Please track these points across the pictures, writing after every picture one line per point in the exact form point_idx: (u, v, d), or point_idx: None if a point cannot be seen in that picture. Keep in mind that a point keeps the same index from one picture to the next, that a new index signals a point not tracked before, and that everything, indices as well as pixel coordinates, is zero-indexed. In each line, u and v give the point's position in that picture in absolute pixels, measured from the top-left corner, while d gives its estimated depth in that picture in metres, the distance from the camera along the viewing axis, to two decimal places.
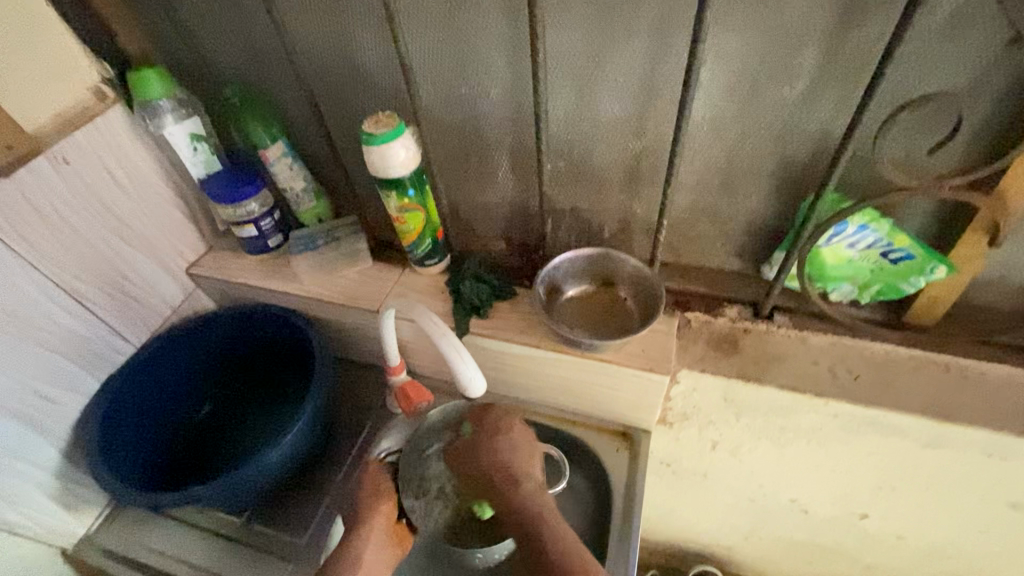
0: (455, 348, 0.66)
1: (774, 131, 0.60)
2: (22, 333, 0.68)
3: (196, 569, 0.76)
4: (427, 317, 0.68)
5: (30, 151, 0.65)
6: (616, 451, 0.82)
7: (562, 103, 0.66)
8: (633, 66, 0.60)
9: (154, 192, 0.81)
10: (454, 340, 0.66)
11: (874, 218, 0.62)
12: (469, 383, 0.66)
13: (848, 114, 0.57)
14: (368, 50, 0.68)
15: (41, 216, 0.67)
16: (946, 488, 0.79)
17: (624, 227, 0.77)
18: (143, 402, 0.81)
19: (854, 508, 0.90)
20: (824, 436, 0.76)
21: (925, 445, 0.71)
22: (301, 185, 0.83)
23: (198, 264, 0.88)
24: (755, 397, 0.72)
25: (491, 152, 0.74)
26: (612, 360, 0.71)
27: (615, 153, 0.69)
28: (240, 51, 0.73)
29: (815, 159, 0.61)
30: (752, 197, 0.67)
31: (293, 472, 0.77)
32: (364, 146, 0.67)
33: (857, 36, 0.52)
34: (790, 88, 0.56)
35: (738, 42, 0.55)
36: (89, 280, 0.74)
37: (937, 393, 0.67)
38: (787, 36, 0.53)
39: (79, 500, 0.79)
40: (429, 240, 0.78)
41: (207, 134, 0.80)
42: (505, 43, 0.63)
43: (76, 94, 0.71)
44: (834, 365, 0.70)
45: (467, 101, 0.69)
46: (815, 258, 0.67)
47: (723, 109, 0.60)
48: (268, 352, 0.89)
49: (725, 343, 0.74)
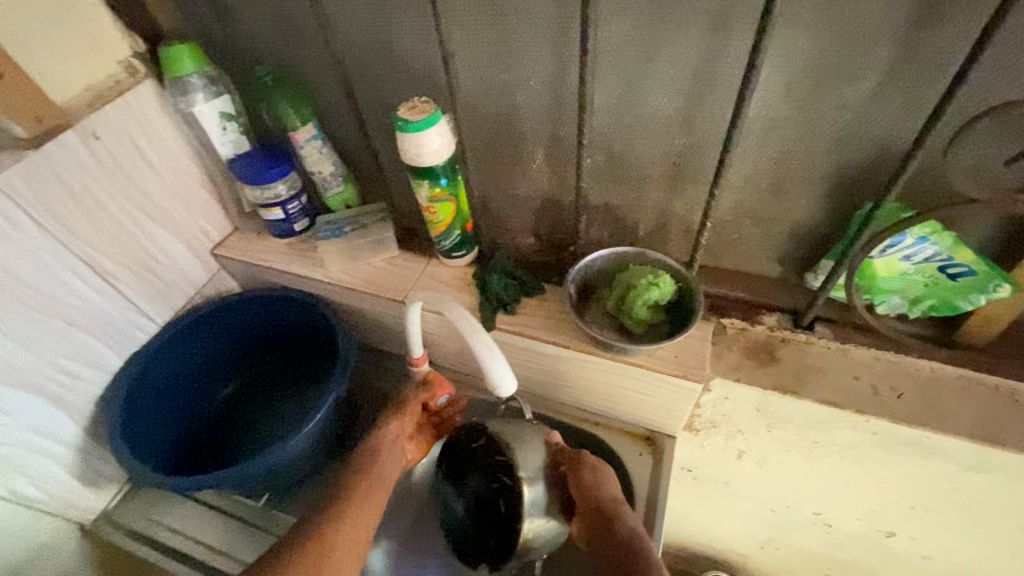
0: (485, 344, 0.62)
1: (833, 134, 0.57)
2: (45, 309, 0.67)
3: (213, 551, 0.76)
4: (455, 312, 0.65)
5: (60, 124, 0.64)
6: (639, 455, 0.81)
7: (607, 95, 0.63)
8: (686, 58, 0.57)
9: (182, 170, 0.79)
10: (484, 337, 0.63)
11: (936, 230, 0.58)
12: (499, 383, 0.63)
13: (916, 119, 0.53)
14: (407, 32, 0.66)
15: (70, 191, 0.66)
16: (981, 513, 0.76)
17: (661, 226, 0.74)
18: (165, 383, 0.80)
19: (880, 526, 0.87)
20: (859, 453, 0.73)
21: (966, 468, 0.68)
22: (330, 169, 0.81)
23: (223, 245, 0.87)
24: (788, 409, 0.70)
25: (526, 143, 0.71)
26: (643, 364, 0.69)
27: (659, 150, 0.66)
28: (273, 29, 0.71)
29: (876, 165, 0.58)
30: (801, 202, 0.64)
31: (311, 461, 0.77)
32: (398, 132, 0.65)
33: (936, 34, 0.48)
34: (854, 89, 0.53)
35: (805, 38, 0.51)
36: (114, 258, 0.73)
37: (987, 417, 0.63)
38: (859, 33, 0.50)
39: (98, 476, 0.79)
40: (457, 232, 0.76)
41: (237, 113, 0.78)
42: (550, 29, 0.60)
43: (107, 68, 0.70)
44: (876, 381, 0.67)
45: (506, 90, 0.67)
46: (866, 269, 0.63)
47: (778, 109, 0.57)
48: (290, 336, 0.88)
49: (761, 352, 0.71)
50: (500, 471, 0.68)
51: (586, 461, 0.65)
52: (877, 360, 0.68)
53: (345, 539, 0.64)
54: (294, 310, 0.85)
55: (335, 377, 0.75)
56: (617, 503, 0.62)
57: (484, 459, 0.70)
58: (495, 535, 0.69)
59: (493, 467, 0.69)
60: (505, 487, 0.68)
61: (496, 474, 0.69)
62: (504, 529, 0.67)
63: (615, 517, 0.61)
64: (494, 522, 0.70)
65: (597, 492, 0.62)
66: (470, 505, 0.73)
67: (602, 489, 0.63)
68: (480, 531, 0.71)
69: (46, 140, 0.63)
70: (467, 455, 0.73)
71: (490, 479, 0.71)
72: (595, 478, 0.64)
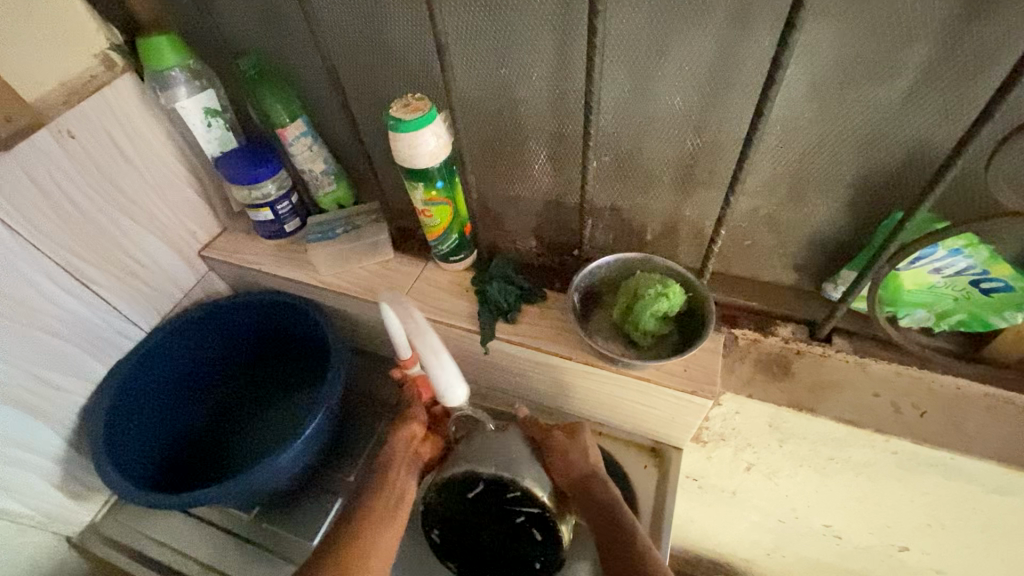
0: (433, 352, 0.59)
1: (860, 136, 0.52)
2: (22, 318, 0.64)
3: (204, 566, 0.74)
4: (409, 314, 0.59)
5: (31, 123, 0.60)
6: (644, 467, 0.78)
7: (616, 93, 0.58)
8: (701, 53, 0.52)
9: (165, 169, 0.75)
10: (432, 342, 0.59)
11: (972, 243, 0.54)
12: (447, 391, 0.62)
13: (955, 121, 0.49)
14: (399, 23, 0.61)
15: (44, 194, 0.62)
16: (1001, 533, 0.72)
17: (669, 230, 0.70)
18: (149, 393, 0.77)
19: (893, 541, 0.84)
20: (875, 471, 0.69)
21: (990, 490, 0.64)
22: (320, 167, 0.77)
23: (211, 246, 0.84)
24: (803, 426, 0.66)
25: (528, 142, 0.67)
26: (651, 379, 0.65)
27: (670, 152, 0.61)
28: (258, 18, 0.66)
29: (906, 170, 0.53)
30: (822, 208, 0.60)
31: (303, 474, 0.74)
32: (391, 131, 0.60)
33: (984, 29, 0.43)
34: (887, 89, 0.48)
35: (837, 33, 0.46)
36: (94, 263, 0.70)
37: (1016, 439, 0.59)
38: (896, 27, 0.45)
39: (84, 487, 0.77)
40: (455, 235, 0.72)
41: (223, 108, 0.74)
42: (555, 21, 0.55)
43: (82, 62, 0.65)
44: (897, 399, 0.63)
45: (507, 85, 0.62)
46: (891, 281, 0.59)
47: (802, 110, 0.52)
48: (281, 340, 0.85)
49: (775, 365, 0.67)
50: (521, 505, 0.62)
51: (556, 445, 0.67)
52: (899, 375, 0.64)
53: (355, 559, 0.63)
54: (284, 316, 0.81)
55: (326, 389, 0.71)
56: (591, 478, 0.64)
57: (493, 501, 0.63)
58: (539, 557, 0.65)
59: (506, 504, 0.62)
60: (533, 517, 0.62)
61: (517, 510, 0.63)
62: (548, 551, 0.64)
63: (592, 493, 0.64)
64: (528, 546, 0.65)
65: (570, 473, 0.65)
66: (475, 539, 0.67)
67: (574, 469, 0.65)
68: (509, 560, 0.66)
69: (16, 140, 0.59)
70: (468, 505, 0.64)
71: (500, 514, 0.64)
72: (563, 459, 0.66)
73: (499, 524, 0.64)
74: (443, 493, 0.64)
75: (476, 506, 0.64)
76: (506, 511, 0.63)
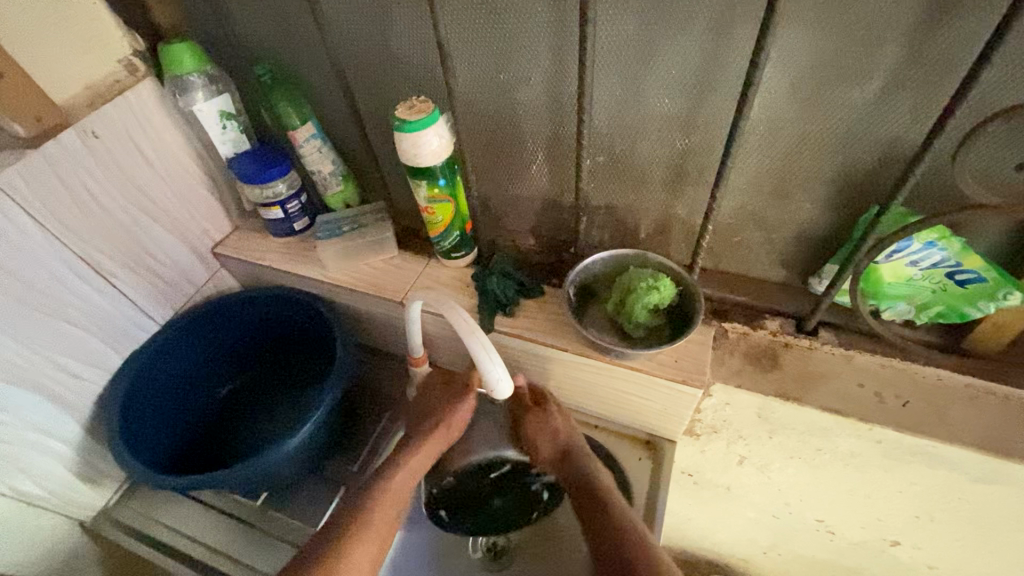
0: (484, 347, 0.62)
1: (837, 136, 0.56)
2: (45, 308, 0.67)
3: (212, 550, 0.77)
4: (453, 312, 0.64)
5: (59, 124, 0.64)
6: (639, 460, 0.80)
7: (608, 96, 0.62)
8: (685, 58, 0.56)
9: (182, 168, 0.79)
10: (483, 339, 0.63)
11: (945, 235, 0.57)
12: (495, 383, 0.63)
13: (925, 121, 0.52)
14: (405, 31, 0.65)
15: (69, 190, 0.66)
16: (987, 524, 0.74)
17: (662, 227, 0.73)
18: (162, 383, 0.81)
19: (885, 535, 0.86)
20: (863, 461, 0.71)
21: (974, 478, 0.66)
22: (329, 168, 0.81)
23: (223, 244, 0.87)
24: (791, 416, 0.68)
25: (526, 143, 0.70)
26: (642, 369, 0.68)
27: (660, 152, 0.65)
28: (274, 28, 0.71)
29: (882, 168, 0.56)
30: (805, 204, 0.63)
31: (310, 461, 0.76)
32: (396, 132, 0.64)
33: (946, 34, 0.46)
34: (860, 91, 0.52)
35: (812, 37, 0.50)
36: (113, 256, 0.73)
37: (996, 426, 0.62)
38: (864, 33, 0.48)
39: (97, 473, 0.80)
40: (457, 233, 0.75)
41: (237, 112, 0.78)
42: (549, 27, 0.59)
43: (106, 67, 0.69)
44: (881, 390, 0.65)
45: (506, 89, 0.66)
46: (871, 274, 0.62)
47: (782, 111, 0.56)
48: (290, 334, 0.88)
49: (764, 358, 0.69)
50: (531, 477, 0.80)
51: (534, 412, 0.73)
52: (883, 366, 0.66)
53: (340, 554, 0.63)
54: (294, 311, 0.85)
55: (332, 379, 0.74)
56: (571, 447, 0.71)
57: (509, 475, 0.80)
58: (540, 506, 0.79)
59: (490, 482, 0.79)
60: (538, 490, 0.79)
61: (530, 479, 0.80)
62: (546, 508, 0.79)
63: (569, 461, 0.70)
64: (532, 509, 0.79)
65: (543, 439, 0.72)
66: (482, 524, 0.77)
67: (552, 442, 0.72)
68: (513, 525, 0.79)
69: (45, 140, 0.63)
70: (485, 486, 0.79)
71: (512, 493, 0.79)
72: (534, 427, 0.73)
73: (510, 505, 0.79)
74: (466, 474, 0.80)
75: (495, 479, 0.80)
76: (520, 483, 0.80)
